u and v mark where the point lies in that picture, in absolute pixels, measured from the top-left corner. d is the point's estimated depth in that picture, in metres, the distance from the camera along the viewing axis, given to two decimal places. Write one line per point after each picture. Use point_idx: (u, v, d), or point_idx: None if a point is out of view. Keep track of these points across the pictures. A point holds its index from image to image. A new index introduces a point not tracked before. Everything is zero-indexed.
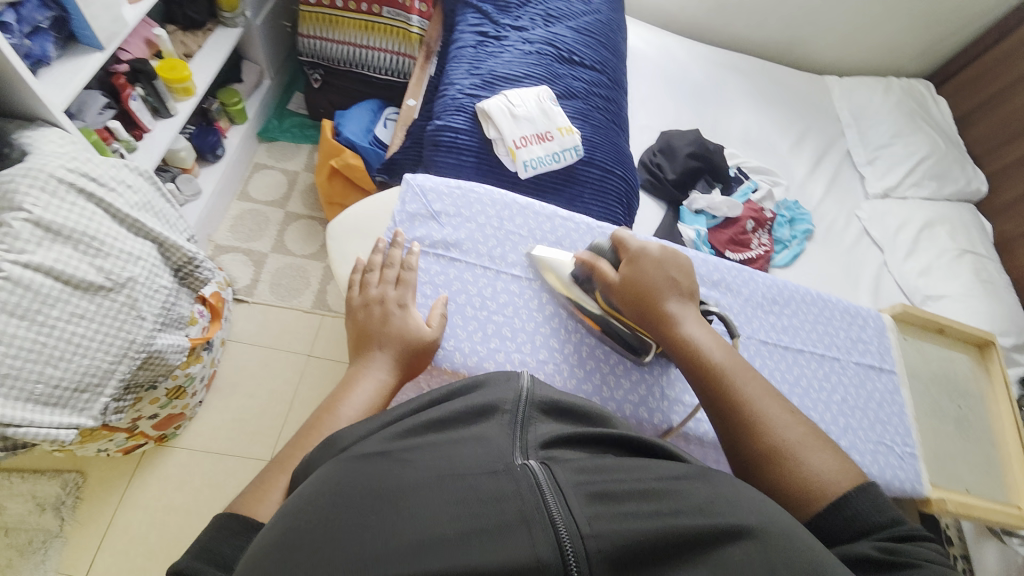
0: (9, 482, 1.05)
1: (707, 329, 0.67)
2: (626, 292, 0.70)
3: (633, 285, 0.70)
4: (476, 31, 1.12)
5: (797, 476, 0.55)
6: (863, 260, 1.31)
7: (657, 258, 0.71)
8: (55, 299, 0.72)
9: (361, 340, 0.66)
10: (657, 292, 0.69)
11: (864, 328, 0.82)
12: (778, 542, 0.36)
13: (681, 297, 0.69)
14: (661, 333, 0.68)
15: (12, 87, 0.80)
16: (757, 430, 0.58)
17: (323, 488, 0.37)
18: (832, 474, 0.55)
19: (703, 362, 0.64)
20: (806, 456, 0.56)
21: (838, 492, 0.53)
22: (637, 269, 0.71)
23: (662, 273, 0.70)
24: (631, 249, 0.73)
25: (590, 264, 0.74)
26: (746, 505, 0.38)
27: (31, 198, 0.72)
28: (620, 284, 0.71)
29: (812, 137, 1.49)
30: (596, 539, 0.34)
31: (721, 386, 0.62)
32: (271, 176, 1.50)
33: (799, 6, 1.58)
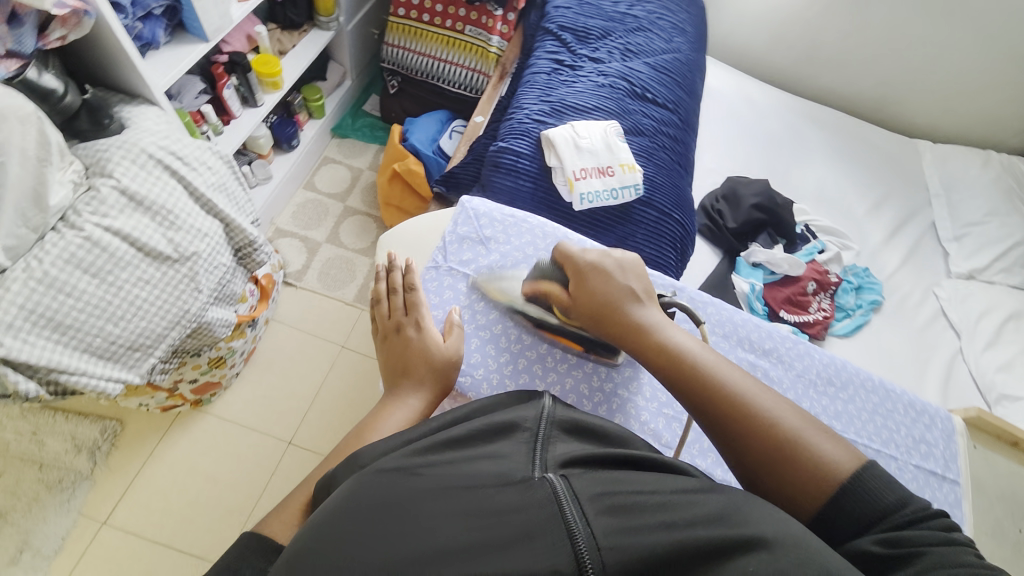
0: (56, 419, 1.13)
1: (672, 329, 0.62)
2: (582, 308, 0.66)
3: (587, 298, 0.66)
4: (552, 58, 1.14)
5: (808, 473, 0.49)
6: (937, 343, 1.19)
7: (603, 265, 0.67)
8: (126, 263, 0.78)
9: (393, 367, 0.66)
10: (614, 301, 0.64)
11: (930, 429, 0.74)
12: (797, 545, 0.35)
13: (638, 300, 0.65)
14: (629, 344, 0.63)
15: (124, 66, 0.88)
16: (749, 433, 0.53)
17: (348, 498, 0.39)
18: (838, 454, 0.50)
19: (680, 365, 0.59)
20: (811, 442, 0.51)
21: (848, 473, 0.49)
22: (584, 281, 0.67)
23: (612, 279, 0.66)
24: (574, 262, 0.68)
25: (538, 289, 0.70)
26: (766, 516, 0.38)
27: (122, 168, 0.79)
28: (572, 300, 0.67)
29: (893, 203, 1.38)
30: (612, 552, 0.35)
31: (696, 390, 0.57)
32: (337, 171, 1.58)
33: (895, 65, 1.50)
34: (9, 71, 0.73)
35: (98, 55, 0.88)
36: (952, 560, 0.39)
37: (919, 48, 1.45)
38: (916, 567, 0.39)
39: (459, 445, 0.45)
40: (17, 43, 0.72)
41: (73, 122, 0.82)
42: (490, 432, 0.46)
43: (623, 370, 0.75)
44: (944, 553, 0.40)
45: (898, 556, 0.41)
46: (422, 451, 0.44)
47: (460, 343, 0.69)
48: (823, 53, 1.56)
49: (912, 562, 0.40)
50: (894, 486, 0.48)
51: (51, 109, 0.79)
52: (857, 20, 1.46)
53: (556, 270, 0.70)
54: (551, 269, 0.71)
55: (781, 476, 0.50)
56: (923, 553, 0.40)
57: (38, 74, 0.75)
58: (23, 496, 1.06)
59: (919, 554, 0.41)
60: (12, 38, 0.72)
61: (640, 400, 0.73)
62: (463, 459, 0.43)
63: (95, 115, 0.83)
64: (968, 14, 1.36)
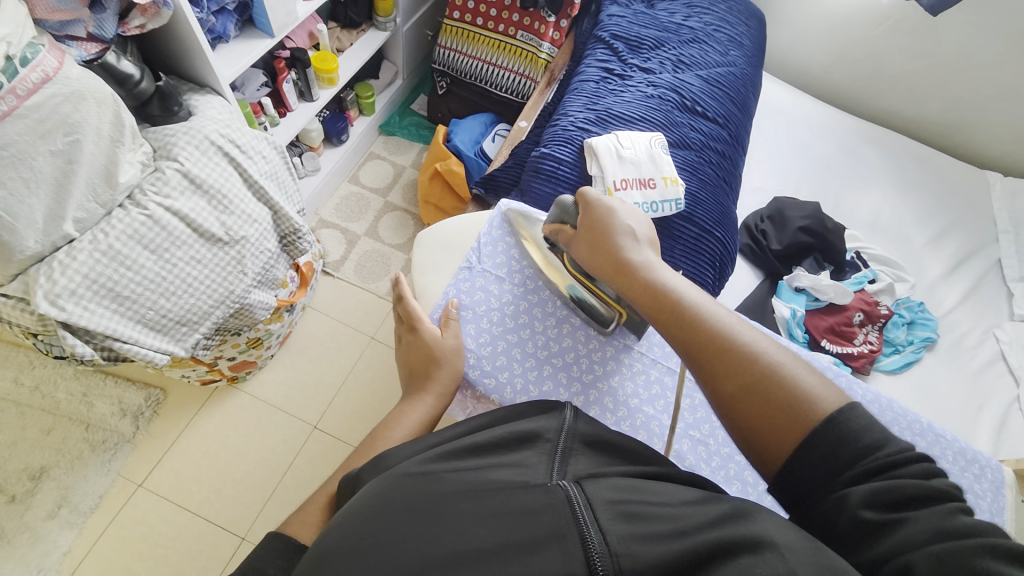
0: (106, 383, 1.21)
1: (666, 270, 0.64)
2: (586, 244, 0.70)
3: (592, 235, 0.70)
4: (602, 67, 1.13)
5: (783, 405, 0.48)
6: (994, 389, 1.10)
7: (611, 208, 0.71)
8: (182, 242, 0.83)
9: (410, 372, 0.71)
10: (615, 238, 0.67)
11: (979, 479, 0.69)
12: (805, 552, 0.33)
13: (638, 242, 0.67)
14: (621, 281, 0.65)
15: (195, 58, 0.94)
16: (727, 364, 0.52)
17: (373, 499, 0.40)
18: (820, 391, 0.48)
19: (666, 301, 0.59)
20: (794, 376, 0.49)
21: (829, 411, 0.46)
22: (591, 218, 0.70)
23: (617, 220, 0.69)
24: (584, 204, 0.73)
25: (556, 228, 0.75)
26: (780, 524, 0.36)
27: (186, 153, 0.85)
28: (578, 239, 0.71)
29: (956, 236, 1.30)
30: (627, 559, 0.34)
31: (680, 320, 0.57)
32: (381, 167, 1.62)
33: (970, 89, 1.40)
34: (89, 54, 0.78)
35: (173, 45, 0.94)
36: (942, 525, 0.37)
37: (998, 73, 1.35)
38: (903, 538, 0.37)
39: (482, 452, 0.46)
40: (99, 27, 0.78)
41: (146, 107, 0.87)
42: (513, 440, 0.47)
43: (650, 387, 0.73)
44: (931, 516, 0.38)
45: (883, 524, 0.39)
46: (444, 456, 0.45)
47: (459, 336, 0.73)
48: (889, 73, 1.48)
49: (898, 532, 0.38)
50: (875, 427, 0.45)
51: (126, 94, 0.83)
52: (930, 40, 1.38)
53: (574, 208, 0.74)
54: (569, 208, 0.75)
55: (758, 406, 0.49)
56: (909, 520, 0.38)
57: (117, 60, 0.81)
58: (68, 453, 1.14)
59: (904, 521, 0.38)
60: (94, 22, 0.77)
61: (664, 420, 0.71)
62: (485, 465, 0.44)
63: (166, 102, 0.88)
64: None
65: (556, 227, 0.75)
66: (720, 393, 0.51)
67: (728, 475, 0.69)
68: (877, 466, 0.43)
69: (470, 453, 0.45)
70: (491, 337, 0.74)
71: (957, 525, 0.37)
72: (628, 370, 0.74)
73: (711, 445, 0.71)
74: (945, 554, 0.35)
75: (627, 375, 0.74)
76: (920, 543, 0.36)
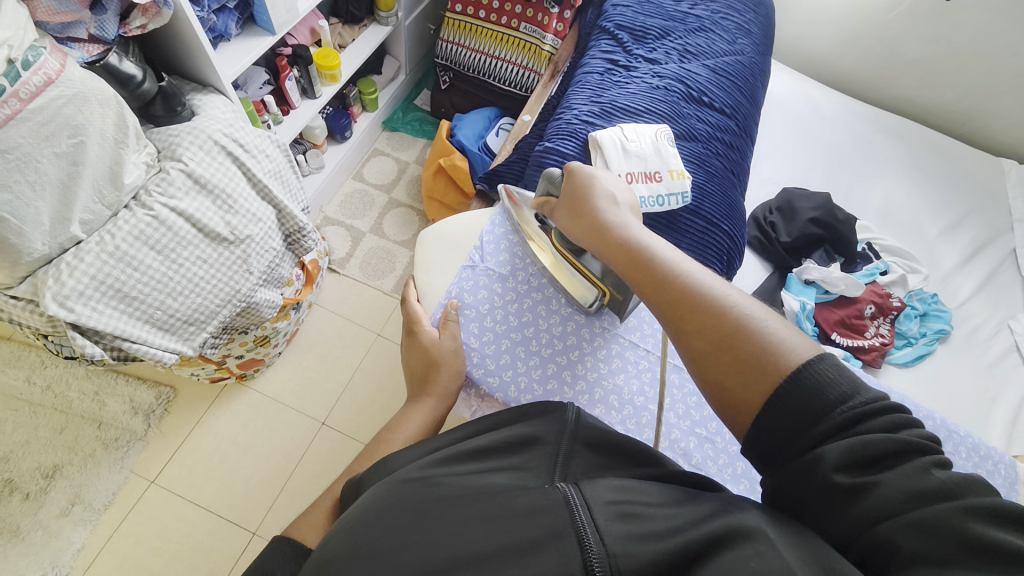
0: (117, 381, 1.23)
1: (643, 230, 0.63)
2: (569, 213, 0.71)
3: (574, 202, 0.71)
4: (606, 58, 1.11)
5: (750, 354, 0.45)
6: (1010, 381, 1.08)
7: (593, 175, 0.71)
8: (187, 242, 0.83)
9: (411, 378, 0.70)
10: (593, 202, 0.68)
11: (994, 475, 0.68)
12: (806, 550, 0.32)
13: (616, 206, 0.67)
14: (598, 242, 0.64)
15: (197, 57, 0.94)
16: (696, 314, 0.50)
17: (375, 506, 0.41)
18: (790, 342, 0.45)
19: (639, 258, 0.58)
20: (762, 328, 0.47)
21: (798, 361, 0.43)
22: (571, 186, 0.71)
23: (596, 184, 0.69)
24: (569, 173, 0.73)
25: (544, 201, 0.76)
26: (783, 527, 0.35)
27: (189, 153, 0.84)
28: (562, 209, 0.72)
29: (970, 225, 1.27)
30: (623, 559, 0.33)
31: (648, 274, 0.56)
32: (385, 163, 1.62)
33: (988, 74, 1.36)
34: (92, 56, 0.78)
35: (175, 45, 0.94)
36: (915, 486, 0.35)
37: (1017, 56, 1.31)
38: (878, 504, 0.35)
39: (482, 456, 0.46)
40: (100, 28, 0.79)
41: (148, 108, 0.86)
42: (513, 444, 0.47)
43: (656, 385, 0.73)
44: (902, 476, 0.36)
45: (853, 488, 0.36)
46: (444, 462, 0.45)
47: (457, 337, 0.72)
48: (902, 59, 1.44)
49: (871, 497, 0.36)
50: (845, 380, 0.41)
51: (129, 95, 0.83)
52: (945, 23, 1.34)
53: (558, 181, 0.76)
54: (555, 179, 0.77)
55: (725, 357, 0.46)
56: (880, 483, 0.36)
57: (118, 61, 0.80)
58: (81, 451, 1.16)
59: (876, 484, 0.36)
60: (96, 23, 0.78)
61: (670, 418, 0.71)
62: (485, 470, 0.44)
63: (169, 102, 0.87)
64: None
65: (544, 200, 0.77)
66: (689, 345, 0.49)
67: (734, 473, 0.69)
68: (844, 422, 0.40)
69: (470, 458, 0.45)
70: (494, 336, 0.74)
71: (931, 484, 0.35)
72: (633, 368, 0.73)
73: (718, 443, 0.70)
74: (925, 521, 0.33)
75: (632, 373, 0.73)
76: (897, 510, 0.34)
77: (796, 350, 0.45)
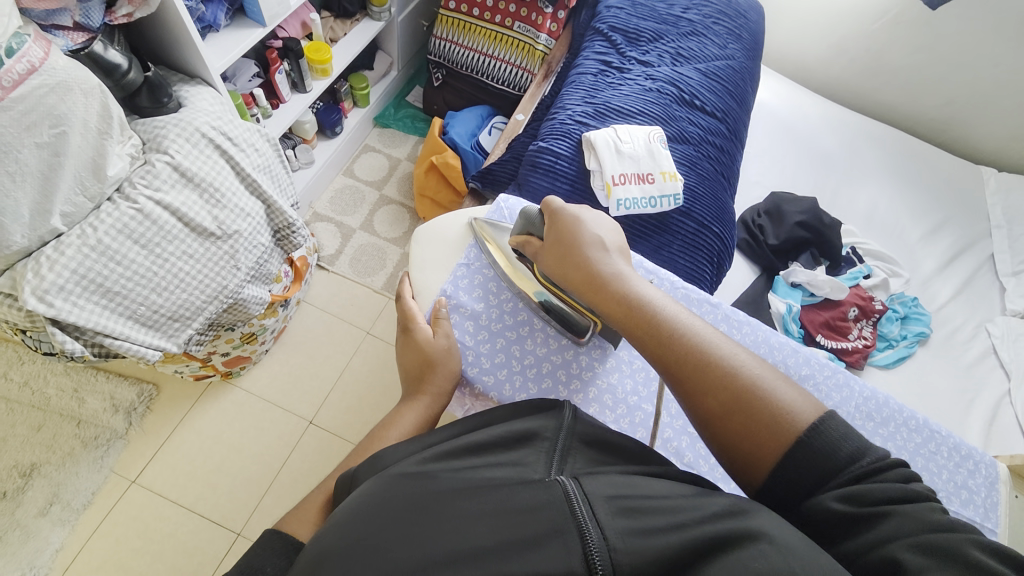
0: (97, 379, 1.20)
1: (639, 280, 0.62)
2: (552, 258, 0.68)
3: (558, 245, 0.68)
4: (600, 59, 1.12)
5: (758, 421, 0.47)
6: (986, 383, 1.11)
7: (578, 216, 0.69)
8: (173, 237, 0.81)
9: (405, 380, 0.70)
10: (583, 252, 0.65)
11: (973, 475, 0.70)
12: (803, 551, 0.33)
13: (608, 252, 0.65)
14: (593, 289, 0.63)
15: (184, 47, 0.92)
16: (704, 380, 0.51)
17: (370, 500, 0.40)
18: (795, 402, 0.48)
19: (642, 313, 0.58)
20: (770, 390, 0.49)
21: (806, 424, 0.46)
22: (558, 231, 0.68)
23: (583, 230, 0.67)
24: (552, 211, 0.71)
25: (522, 240, 0.74)
26: (782, 525, 0.35)
27: (176, 145, 0.83)
28: (545, 248, 0.70)
29: (950, 231, 1.30)
30: (626, 554, 0.34)
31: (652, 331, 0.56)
32: (376, 159, 1.60)
33: (968, 84, 1.40)
34: (76, 43, 0.76)
35: (161, 35, 0.92)
36: (929, 521, 0.38)
37: (996, 67, 1.35)
38: (889, 531, 0.38)
39: (479, 451, 0.45)
40: (85, 16, 0.77)
41: (134, 99, 0.84)
42: (511, 439, 0.46)
43: (650, 385, 0.73)
44: (914, 510, 0.39)
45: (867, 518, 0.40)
46: (441, 457, 0.45)
47: (450, 335, 0.71)
48: (886, 67, 1.48)
49: (884, 525, 0.39)
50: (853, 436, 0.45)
51: (114, 85, 0.81)
52: (928, 33, 1.38)
53: (539, 219, 0.73)
54: (535, 219, 0.74)
55: (740, 423, 0.48)
56: (894, 514, 0.39)
57: (104, 49, 0.78)
58: (59, 450, 1.13)
59: (889, 515, 0.39)
60: (80, 11, 0.77)
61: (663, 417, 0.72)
62: (482, 464, 0.43)
63: (155, 93, 0.85)
64: None
65: (521, 238, 0.74)
66: (703, 409, 0.50)
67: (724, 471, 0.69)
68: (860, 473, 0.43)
69: (467, 453, 0.45)
70: (489, 334, 0.74)
71: (940, 521, 0.38)
72: (627, 368, 0.74)
73: None
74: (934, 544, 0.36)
75: (626, 373, 0.74)
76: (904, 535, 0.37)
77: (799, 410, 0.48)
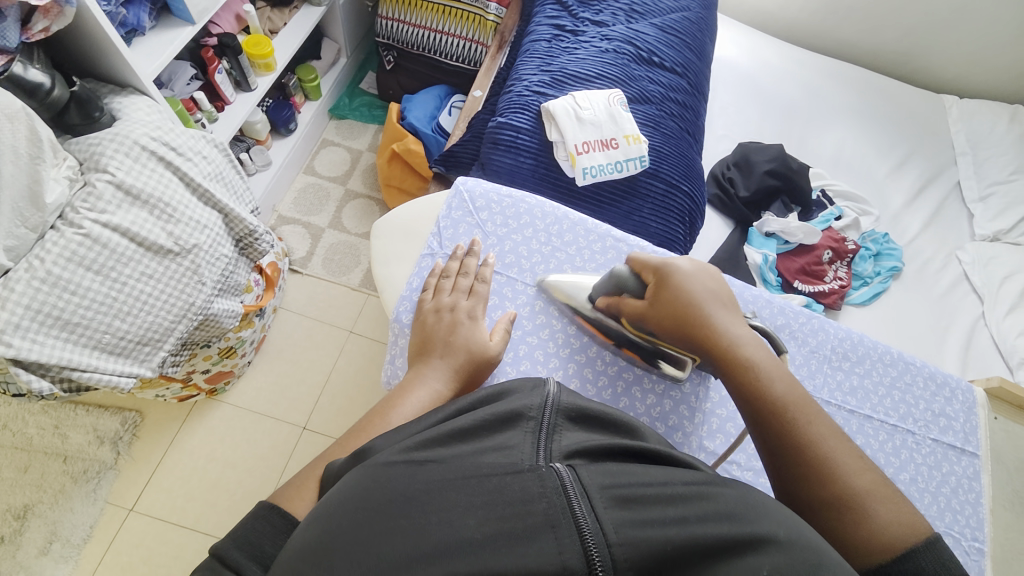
0: (76, 413, 1.16)
1: (760, 348, 0.57)
2: (661, 313, 0.61)
3: (671, 302, 0.60)
4: (553, 24, 1.08)
5: (865, 528, 0.47)
6: (959, 309, 1.15)
7: (680, 275, 0.61)
8: (128, 258, 0.78)
9: (425, 345, 0.62)
10: (699, 309, 0.59)
11: (950, 402, 0.72)
12: (806, 549, 0.33)
13: (720, 312, 0.59)
14: (708, 351, 0.58)
15: (109, 55, 0.86)
16: (819, 477, 0.50)
17: (354, 492, 0.36)
18: (900, 521, 0.48)
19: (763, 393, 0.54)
20: (874, 503, 0.48)
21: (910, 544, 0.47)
22: (670, 290, 0.61)
23: (699, 289, 0.60)
24: (658, 270, 0.63)
25: (613, 300, 0.65)
26: (783, 523, 0.35)
27: (115, 161, 0.78)
28: (651, 307, 0.61)
29: (915, 163, 1.32)
30: (623, 547, 0.32)
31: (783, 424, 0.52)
32: (336, 153, 1.55)
33: (924, 12, 1.39)
34: None
35: (83, 45, 0.86)
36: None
37: None
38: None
39: (466, 435, 0.42)
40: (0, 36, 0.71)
41: (63, 117, 0.79)
42: (496, 421, 0.43)
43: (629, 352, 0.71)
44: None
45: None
46: (426, 444, 0.41)
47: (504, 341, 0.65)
48: (842, 4, 1.46)
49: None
50: None
51: (39, 105, 0.76)
52: None
53: (633, 279, 0.64)
54: (627, 279, 0.65)
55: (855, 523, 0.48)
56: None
57: (24, 70, 0.73)
58: (50, 488, 1.10)
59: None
60: None
61: (646, 383, 0.69)
62: (470, 451, 0.40)
63: (85, 109, 0.79)
64: None
65: (612, 299, 0.65)
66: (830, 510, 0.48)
67: (710, 429, 0.67)
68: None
69: (453, 438, 0.42)
70: None
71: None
72: (605, 340, 0.71)
73: (693, 403, 0.68)
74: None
75: (604, 344, 0.71)
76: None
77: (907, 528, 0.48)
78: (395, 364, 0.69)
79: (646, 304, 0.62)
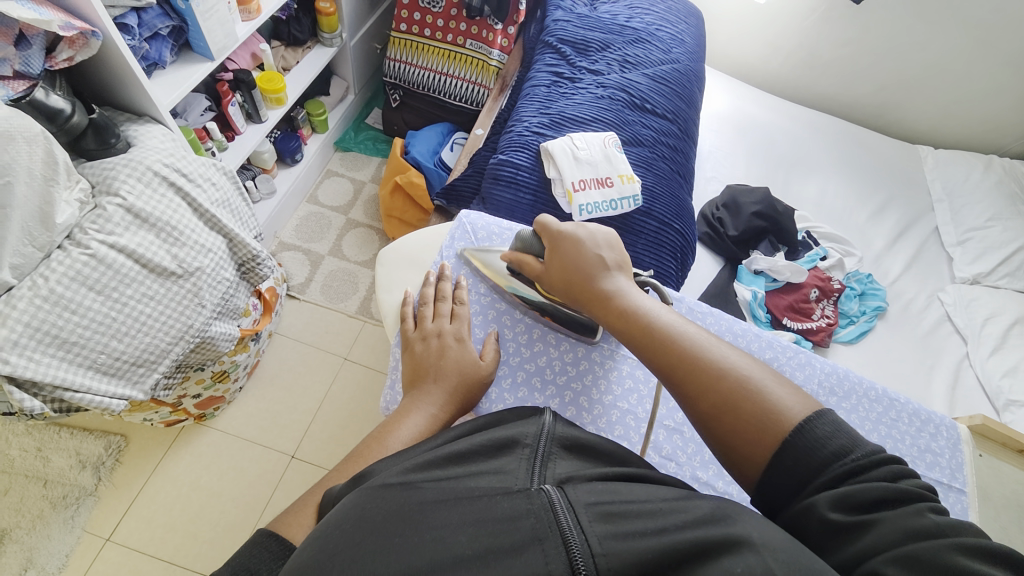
0: (59, 435, 1.14)
1: (638, 293, 0.61)
2: (554, 275, 0.66)
3: (558, 265, 0.66)
4: (552, 71, 1.15)
5: (747, 426, 0.46)
6: (943, 349, 1.18)
7: (572, 238, 0.66)
8: (131, 279, 0.79)
9: (416, 373, 0.63)
10: (581, 267, 0.64)
11: (935, 438, 0.73)
12: (783, 550, 0.32)
13: (609, 270, 0.64)
14: (591, 305, 0.63)
15: (129, 87, 0.90)
16: (697, 390, 0.50)
17: (352, 511, 0.36)
18: (790, 402, 0.47)
19: (639, 324, 0.57)
20: (760, 388, 0.48)
21: (797, 421, 0.45)
22: (559, 254, 0.66)
23: (583, 249, 0.65)
24: (550, 234, 0.68)
25: (517, 258, 0.71)
26: (764, 523, 0.35)
27: (128, 185, 0.80)
28: (545, 268, 0.68)
29: (895, 208, 1.38)
30: (607, 558, 0.33)
31: (657, 349, 0.54)
32: (340, 183, 1.59)
33: (896, 71, 1.50)
34: (17, 92, 0.74)
35: (107, 77, 0.90)
36: (910, 526, 0.36)
37: (921, 51, 1.45)
38: (873, 541, 0.36)
39: (462, 459, 0.42)
40: (25, 64, 0.75)
41: (79, 142, 0.81)
42: (491, 447, 0.43)
43: (624, 382, 0.71)
44: (898, 516, 0.37)
45: (851, 527, 0.38)
46: (424, 466, 0.42)
47: (496, 356, 0.68)
48: (822, 61, 1.57)
49: (866, 537, 0.37)
50: (843, 434, 0.43)
51: (58, 130, 0.78)
52: (856, 27, 1.47)
53: (535, 241, 0.71)
54: (530, 241, 0.71)
55: (734, 418, 0.47)
56: (878, 522, 0.37)
57: (46, 95, 0.76)
58: (27, 514, 1.06)
59: (873, 523, 0.37)
60: (20, 59, 0.74)
61: (640, 413, 0.69)
62: (464, 474, 0.41)
63: (102, 135, 0.82)
64: (964, 23, 1.37)
65: (515, 256, 0.71)
66: (706, 413, 0.49)
67: (703, 459, 0.68)
68: (845, 471, 0.41)
69: (449, 462, 0.42)
70: None
71: (927, 525, 0.36)
72: (600, 369, 0.71)
73: (686, 433, 0.69)
74: (916, 557, 0.33)
75: (599, 372, 0.71)
76: (887, 547, 0.35)
77: (793, 410, 0.46)
78: (393, 389, 0.69)
79: (540, 266, 0.68)
